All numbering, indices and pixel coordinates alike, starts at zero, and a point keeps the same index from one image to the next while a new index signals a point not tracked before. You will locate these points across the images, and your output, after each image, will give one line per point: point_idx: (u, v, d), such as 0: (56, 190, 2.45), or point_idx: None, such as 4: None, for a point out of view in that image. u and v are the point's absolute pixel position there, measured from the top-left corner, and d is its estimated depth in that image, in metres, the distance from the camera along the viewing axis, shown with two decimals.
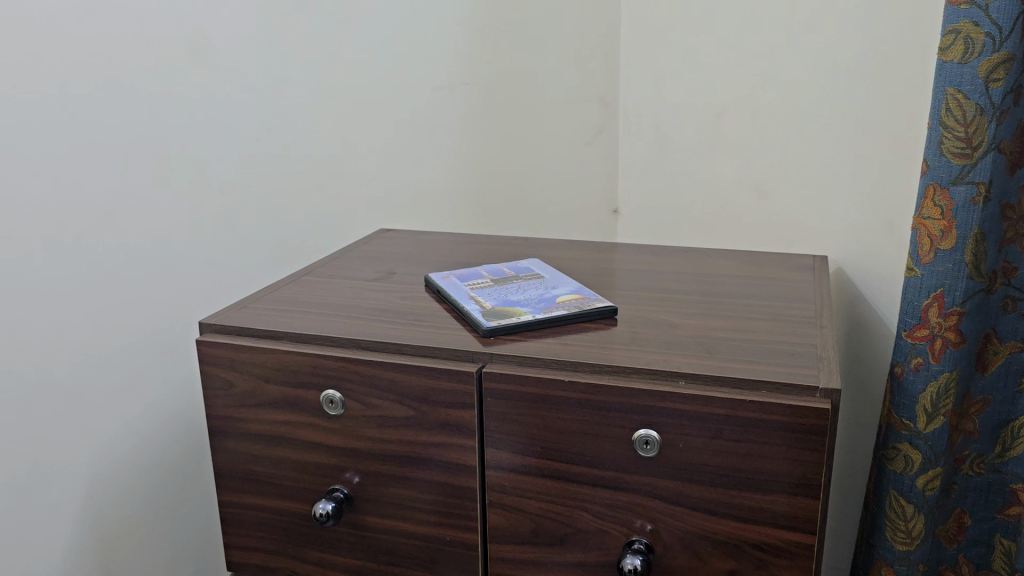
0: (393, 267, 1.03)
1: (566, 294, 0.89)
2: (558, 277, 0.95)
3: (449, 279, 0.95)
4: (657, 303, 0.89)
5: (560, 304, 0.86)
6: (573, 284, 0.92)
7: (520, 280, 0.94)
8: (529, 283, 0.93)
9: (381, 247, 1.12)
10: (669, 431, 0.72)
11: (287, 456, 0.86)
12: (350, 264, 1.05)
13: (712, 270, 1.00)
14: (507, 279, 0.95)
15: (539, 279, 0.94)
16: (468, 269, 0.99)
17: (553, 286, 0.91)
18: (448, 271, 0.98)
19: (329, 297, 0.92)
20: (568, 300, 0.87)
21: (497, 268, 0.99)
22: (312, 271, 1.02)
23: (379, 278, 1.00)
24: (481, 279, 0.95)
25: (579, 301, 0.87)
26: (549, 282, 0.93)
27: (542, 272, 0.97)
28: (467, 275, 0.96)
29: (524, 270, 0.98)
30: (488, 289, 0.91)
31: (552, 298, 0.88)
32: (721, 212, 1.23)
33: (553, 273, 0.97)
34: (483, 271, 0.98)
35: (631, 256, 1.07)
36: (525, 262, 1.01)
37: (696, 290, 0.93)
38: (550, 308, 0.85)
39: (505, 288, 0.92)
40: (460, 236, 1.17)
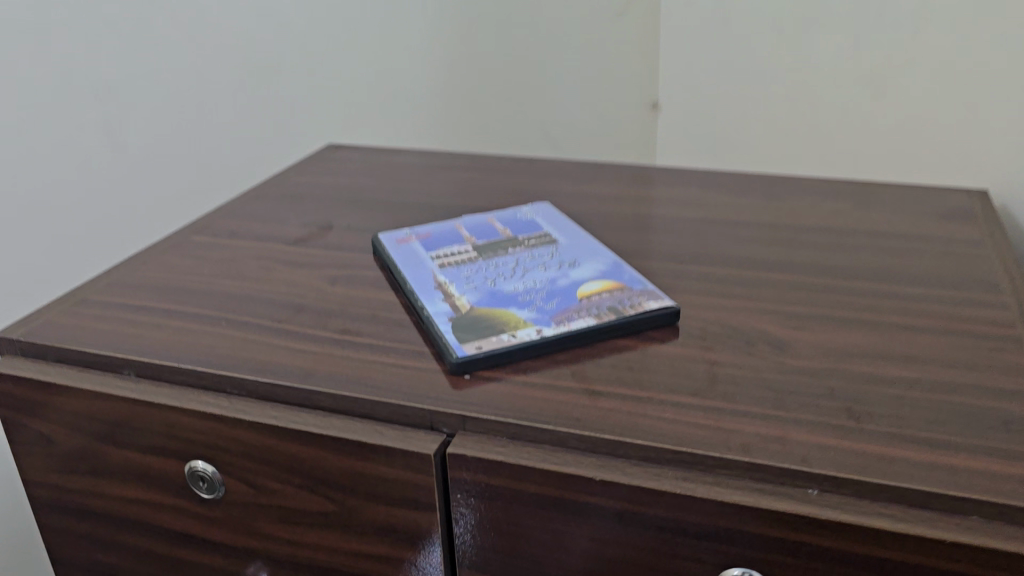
0: (326, 218, 0.68)
1: (595, 281, 0.54)
2: (581, 242, 0.60)
3: (408, 246, 0.60)
4: (741, 297, 0.54)
5: (584, 304, 0.52)
6: (605, 257, 0.57)
7: (520, 248, 0.60)
8: (535, 256, 0.58)
9: (316, 178, 0.76)
10: (787, 575, 0.40)
11: (148, 548, 0.54)
12: (266, 210, 0.69)
13: (819, 224, 0.64)
14: (500, 246, 0.60)
15: (550, 247, 0.59)
16: (441, 225, 0.64)
17: (573, 263, 0.57)
18: (408, 229, 0.64)
19: (214, 283, 0.58)
20: (598, 294, 0.53)
21: (485, 224, 0.64)
22: (205, 226, 0.67)
23: (304, 237, 0.65)
24: (459, 246, 0.60)
25: (616, 297, 0.52)
26: (567, 254, 0.58)
27: (555, 232, 0.62)
28: (437, 239, 0.62)
29: (527, 229, 0.63)
30: (468, 269, 0.57)
31: (572, 290, 0.53)
32: (807, 117, 0.85)
33: (573, 234, 0.62)
34: (462, 230, 0.63)
35: (689, 193, 0.71)
36: (530, 211, 0.66)
37: (799, 267, 0.58)
38: (568, 314, 0.51)
39: (494, 266, 0.57)
40: (433, 159, 0.80)
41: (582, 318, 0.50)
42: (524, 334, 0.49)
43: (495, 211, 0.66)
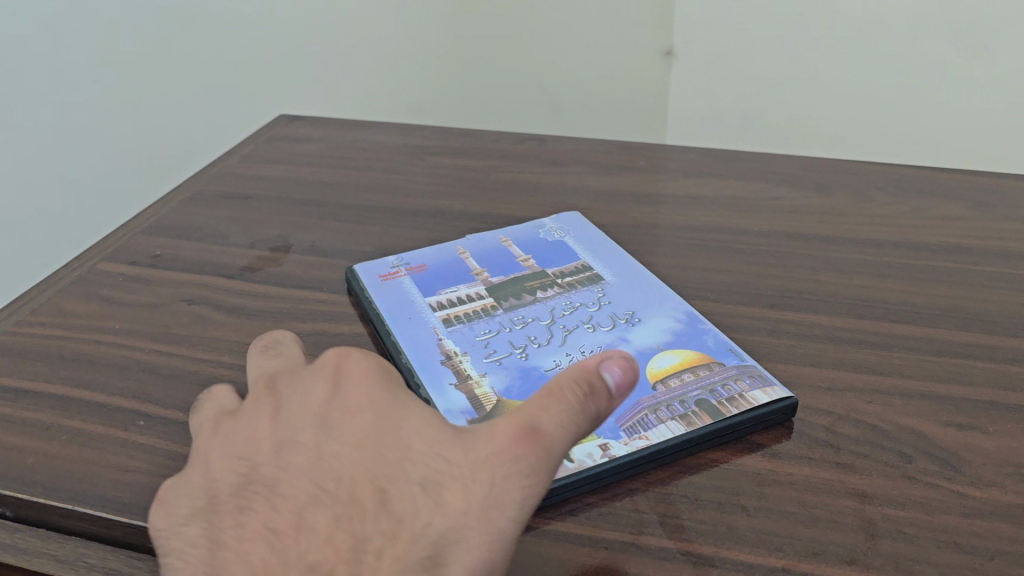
0: (280, 232, 0.50)
1: (668, 353, 0.39)
2: (635, 282, 0.44)
3: (398, 290, 0.44)
4: (869, 372, 0.39)
5: (662, 397, 0.37)
6: (673, 311, 0.42)
7: (552, 293, 0.44)
8: (575, 308, 0.42)
9: (262, 167, 0.58)
10: None
11: None
12: (198, 220, 0.51)
13: (936, 242, 0.48)
14: (525, 288, 0.44)
15: (593, 293, 0.43)
16: (439, 252, 0.47)
17: (632, 321, 0.41)
18: (392, 258, 0.47)
19: (125, 350, 0.41)
20: (677, 377, 0.38)
21: (499, 251, 0.47)
22: (115, 246, 0.49)
23: (250, 259, 0.48)
24: (468, 289, 0.44)
25: (705, 385, 0.37)
26: (618, 304, 0.43)
27: (596, 267, 0.46)
28: (436, 276, 0.45)
29: (557, 261, 0.47)
30: (485, 329, 0.40)
31: (640, 370, 0.38)
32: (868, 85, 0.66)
33: (621, 269, 0.46)
34: (469, 261, 0.46)
35: (753, 186, 0.54)
36: (557, 229, 0.50)
37: (933, 318, 0.42)
38: (641, 415, 0.36)
39: (522, 324, 0.41)
40: (410, 138, 0.62)
41: (662, 423, 0.35)
42: (582, 455, 0.34)
43: (509, 228, 0.50)
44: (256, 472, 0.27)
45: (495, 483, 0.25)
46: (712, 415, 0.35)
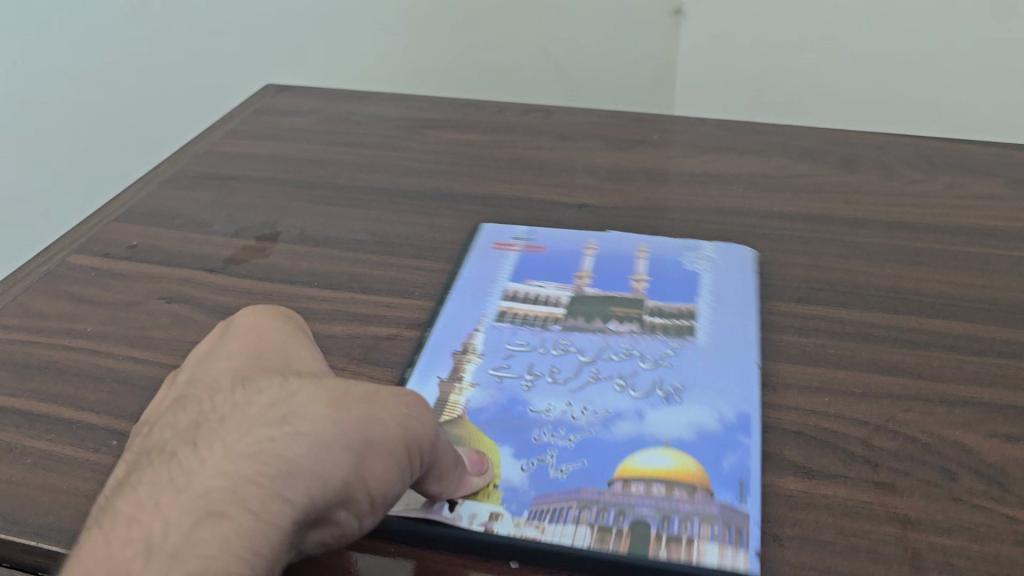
0: (267, 219, 0.46)
1: (668, 454, 0.32)
2: (720, 342, 0.37)
3: (492, 287, 0.41)
4: (908, 376, 0.36)
5: (608, 498, 0.31)
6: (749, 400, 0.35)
7: (623, 333, 0.38)
8: (630, 357, 0.37)
9: (247, 145, 0.54)
10: None
11: None
12: (178, 207, 0.48)
13: (975, 225, 0.45)
14: (606, 311, 0.40)
15: (665, 349, 0.37)
16: (566, 248, 0.44)
17: (667, 398, 0.35)
18: (523, 229, 0.45)
19: (98, 356, 0.38)
20: (644, 484, 0.31)
21: (609, 258, 0.43)
22: (89, 238, 0.46)
23: (234, 250, 0.44)
24: (556, 291, 0.41)
25: (663, 510, 0.30)
26: (673, 373, 0.36)
27: (699, 320, 0.39)
28: (540, 267, 0.42)
29: (672, 295, 0.40)
30: (523, 340, 0.38)
31: (609, 454, 0.32)
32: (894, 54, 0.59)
33: (727, 330, 0.38)
34: (586, 258, 0.43)
35: (775, 163, 0.51)
36: (708, 259, 0.43)
37: (976, 313, 0.39)
38: (561, 507, 0.31)
39: (562, 351, 0.37)
40: (408, 109, 0.58)
41: (573, 523, 0.30)
42: (469, 514, 0.31)
43: (660, 240, 0.44)
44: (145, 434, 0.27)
45: (364, 395, 0.27)
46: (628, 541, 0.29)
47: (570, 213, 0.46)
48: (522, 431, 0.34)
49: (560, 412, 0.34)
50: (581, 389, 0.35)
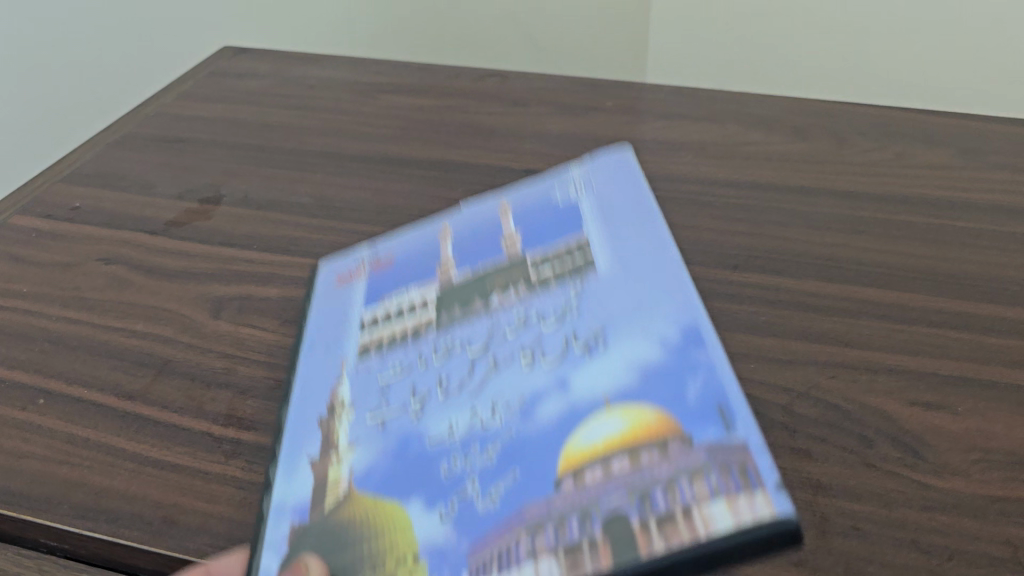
0: (212, 180, 0.46)
1: (592, 313, 0.33)
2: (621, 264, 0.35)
3: (352, 225, 0.43)
4: (835, 344, 0.36)
5: (558, 504, 0.26)
6: (641, 246, 0.36)
7: (511, 204, 0.41)
8: (532, 217, 0.40)
9: (199, 107, 0.54)
10: None
11: None
12: (123, 168, 0.48)
13: (918, 195, 0.45)
14: (486, 286, 0.37)
15: (564, 198, 0.40)
16: (416, 163, 0.48)
17: (588, 350, 0.32)
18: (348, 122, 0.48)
19: (32, 317, 0.38)
20: (594, 467, 0.27)
21: (465, 237, 0.40)
22: (31, 198, 0.46)
23: (174, 212, 0.44)
24: (418, 293, 0.37)
25: (635, 488, 0.26)
26: (584, 320, 0.33)
27: (581, 175, 0.42)
28: (395, 188, 0.46)
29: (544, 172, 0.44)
30: (396, 363, 0.34)
31: (546, 449, 0.28)
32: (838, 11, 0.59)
33: (621, 253, 0.36)
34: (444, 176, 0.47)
35: (726, 130, 0.50)
36: (577, 183, 0.41)
37: (910, 281, 0.39)
38: (500, 412, 0.30)
39: (447, 351, 0.34)
40: (362, 73, 0.57)
41: (519, 422, 0.30)
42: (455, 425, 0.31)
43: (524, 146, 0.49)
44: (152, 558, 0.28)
45: None
46: (592, 415, 0.29)
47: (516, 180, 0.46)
48: (428, 466, 0.29)
49: (469, 426, 0.30)
50: (482, 385, 0.32)
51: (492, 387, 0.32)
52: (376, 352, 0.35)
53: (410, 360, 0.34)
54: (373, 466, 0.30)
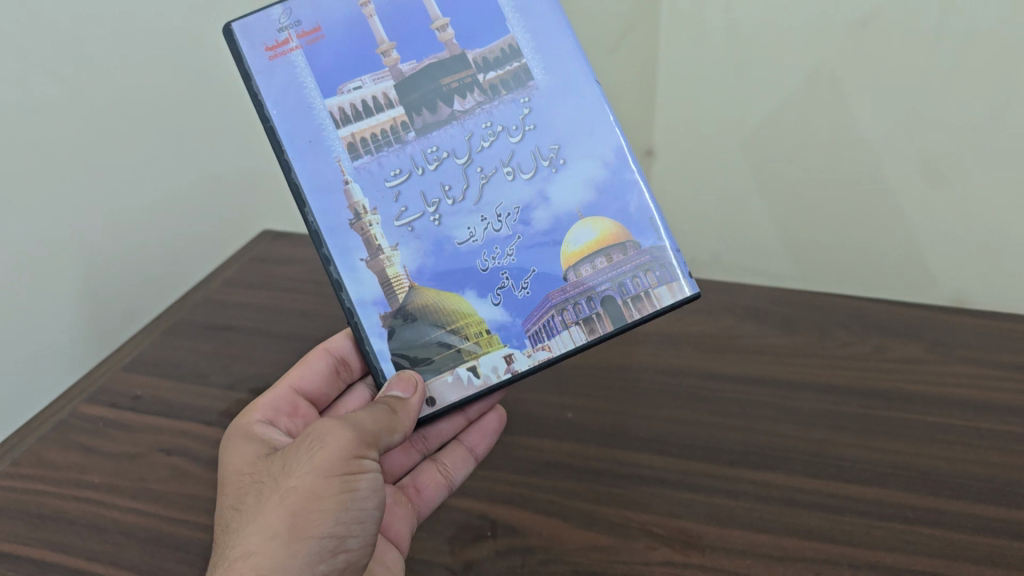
0: (260, 369, 0.52)
1: (586, 224, 0.41)
2: (562, 73, 0.42)
3: (314, 116, 0.40)
4: (820, 540, 0.41)
5: (570, 292, 0.41)
6: (601, 160, 0.41)
7: (477, 112, 0.42)
8: (497, 134, 0.42)
9: (246, 293, 0.59)
10: None
11: None
12: (179, 356, 0.53)
13: (896, 389, 0.50)
14: (439, 88, 0.41)
15: (519, 107, 0.42)
16: (342, 3, 0.41)
17: (557, 167, 0.41)
18: (279, 8, 0.41)
19: (105, 508, 0.42)
20: (589, 264, 0.41)
21: (390, 10, 0.41)
22: (99, 387, 0.51)
23: (227, 402, 0.49)
24: (375, 87, 0.41)
25: (616, 279, 0.41)
26: (546, 133, 0.42)
27: (527, 56, 0.42)
28: (332, 56, 0.41)
29: (481, 37, 0.41)
30: (394, 168, 0.41)
31: (552, 249, 0.41)
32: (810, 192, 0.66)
33: (553, 61, 0.42)
34: (371, 21, 0.41)
35: (722, 322, 0.56)
36: None
37: (887, 479, 0.44)
38: (547, 318, 0.41)
39: (437, 162, 0.41)
40: None
41: (566, 328, 0.41)
42: (491, 366, 0.40)
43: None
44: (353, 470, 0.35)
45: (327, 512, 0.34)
46: (613, 321, 0.41)
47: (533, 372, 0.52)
48: (467, 267, 0.41)
49: (486, 234, 0.41)
50: (483, 197, 0.41)
51: (530, 291, 0.41)
52: (424, 275, 0.41)
53: (457, 280, 0.41)
54: (461, 391, 0.40)
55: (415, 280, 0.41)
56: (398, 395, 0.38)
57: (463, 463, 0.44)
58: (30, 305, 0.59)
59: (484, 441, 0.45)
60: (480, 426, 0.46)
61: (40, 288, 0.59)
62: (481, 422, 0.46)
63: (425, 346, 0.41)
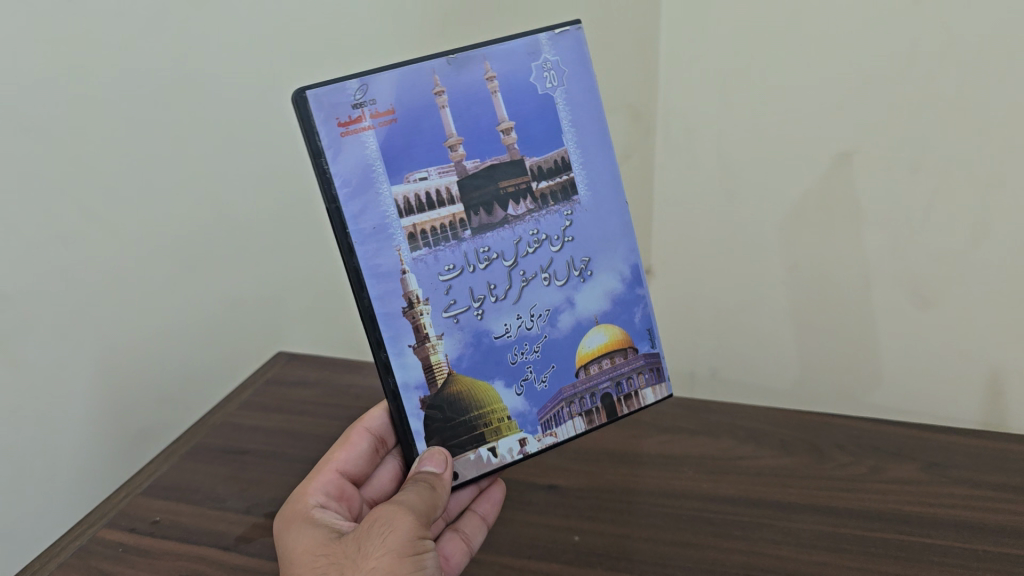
0: (276, 493, 0.53)
1: (598, 330, 0.49)
2: (598, 188, 0.48)
3: (379, 200, 0.43)
4: None
5: (580, 386, 0.48)
6: (618, 275, 0.49)
7: (525, 220, 0.47)
8: (541, 242, 0.47)
9: (262, 416, 0.62)
10: None
11: None
12: (197, 480, 0.55)
13: (891, 511, 0.51)
14: (496, 189, 0.46)
15: (561, 219, 0.47)
16: (416, 90, 0.44)
17: (584, 278, 0.48)
18: (354, 82, 0.43)
19: None
20: (596, 364, 0.48)
21: (460, 106, 0.45)
22: (118, 512, 0.53)
23: (244, 525, 0.51)
24: (440, 180, 0.45)
25: (615, 378, 0.49)
26: (579, 245, 0.48)
27: (574, 170, 0.48)
28: (405, 144, 0.44)
29: (537, 145, 0.47)
30: (449, 263, 0.45)
31: (568, 350, 0.48)
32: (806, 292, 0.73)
33: (594, 175, 0.48)
34: (443, 113, 0.44)
35: (722, 444, 0.58)
36: (551, 67, 0.47)
37: None
38: (558, 409, 0.47)
39: (487, 262, 0.46)
40: None
41: (571, 418, 0.48)
42: (507, 448, 0.46)
43: (501, 50, 0.46)
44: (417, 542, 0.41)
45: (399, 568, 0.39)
46: (608, 413, 0.48)
47: (541, 494, 0.54)
48: (502, 359, 0.46)
49: (519, 330, 0.47)
50: (521, 297, 0.47)
51: (548, 384, 0.47)
52: (463, 364, 0.46)
53: (489, 369, 0.46)
54: (481, 467, 0.46)
55: (454, 367, 0.46)
56: (432, 471, 0.43)
57: (479, 530, 0.50)
58: (61, 433, 0.60)
59: (494, 510, 0.52)
60: (488, 498, 0.52)
61: (71, 414, 0.61)
62: (488, 494, 0.53)
63: (456, 427, 0.45)
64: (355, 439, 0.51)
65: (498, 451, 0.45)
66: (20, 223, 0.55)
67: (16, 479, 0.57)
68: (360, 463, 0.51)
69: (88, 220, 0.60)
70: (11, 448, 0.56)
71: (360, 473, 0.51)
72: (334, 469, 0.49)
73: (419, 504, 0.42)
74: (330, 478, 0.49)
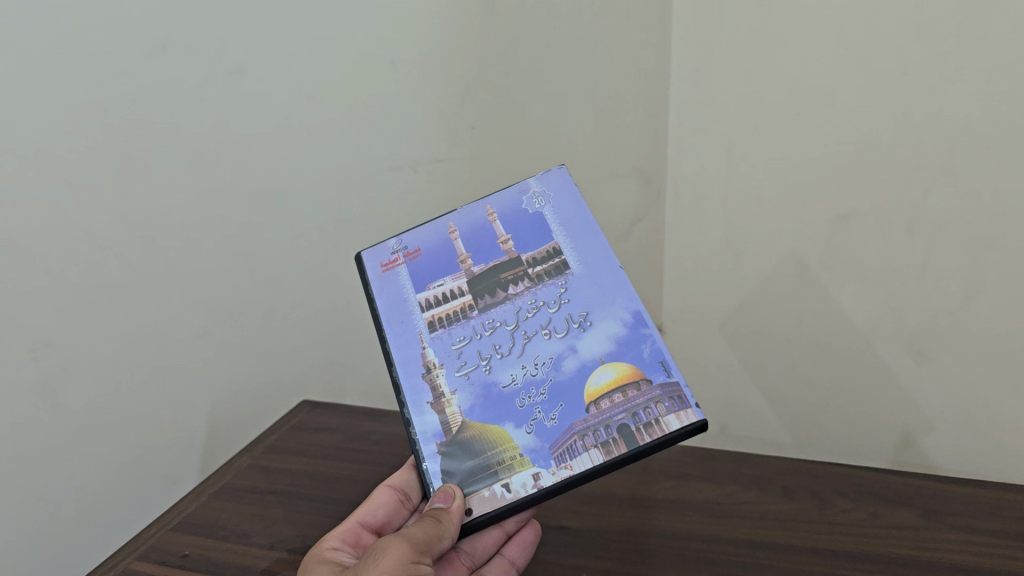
0: (299, 531, 0.56)
1: (606, 368, 0.47)
2: (591, 264, 0.51)
3: (407, 307, 0.54)
4: None
5: (591, 420, 0.46)
6: (619, 319, 0.49)
7: (525, 295, 0.52)
8: (538, 308, 0.51)
9: (288, 459, 0.65)
10: None
11: None
12: (224, 517, 0.58)
13: (885, 553, 0.53)
14: (500, 278, 0.53)
15: (556, 289, 0.51)
16: (436, 232, 0.56)
17: (583, 328, 0.49)
18: (394, 242, 0.58)
19: None
20: (607, 398, 0.46)
21: (467, 233, 0.55)
22: (148, 548, 0.56)
23: (269, 560, 0.53)
24: (452, 282, 0.54)
25: (630, 408, 0.45)
26: (577, 304, 0.50)
27: (566, 253, 0.52)
28: (426, 267, 0.55)
29: (531, 244, 0.53)
30: (461, 336, 0.52)
31: (575, 390, 0.47)
32: (810, 346, 0.77)
33: (585, 254, 0.52)
34: (455, 242, 0.55)
35: (727, 489, 0.60)
36: (538, 194, 0.55)
37: None
38: (570, 442, 0.45)
39: (490, 328, 0.51)
40: None
41: (585, 450, 0.45)
42: (521, 483, 0.46)
43: (498, 196, 0.56)
44: (424, 554, 0.44)
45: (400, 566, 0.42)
46: (626, 441, 0.44)
47: (553, 535, 0.57)
48: (510, 404, 0.48)
49: (524, 379, 0.49)
50: (524, 352, 0.50)
51: (557, 421, 0.47)
52: (475, 412, 0.49)
53: (498, 415, 0.48)
54: (495, 502, 0.46)
55: (467, 416, 0.49)
56: (440, 506, 0.46)
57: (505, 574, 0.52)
58: (98, 472, 0.63)
59: (522, 553, 0.53)
60: (518, 540, 0.54)
61: (107, 456, 0.64)
62: (521, 536, 0.54)
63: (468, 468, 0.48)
64: (378, 495, 0.53)
65: (507, 484, 0.45)
66: (66, 273, 0.59)
67: (53, 516, 0.60)
68: (385, 515, 0.52)
69: (128, 273, 0.64)
70: (49, 486, 0.60)
71: (387, 524, 0.52)
72: (356, 521, 0.51)
73: (429, 528, 0.44)
74: (350, 528, 0.51)
